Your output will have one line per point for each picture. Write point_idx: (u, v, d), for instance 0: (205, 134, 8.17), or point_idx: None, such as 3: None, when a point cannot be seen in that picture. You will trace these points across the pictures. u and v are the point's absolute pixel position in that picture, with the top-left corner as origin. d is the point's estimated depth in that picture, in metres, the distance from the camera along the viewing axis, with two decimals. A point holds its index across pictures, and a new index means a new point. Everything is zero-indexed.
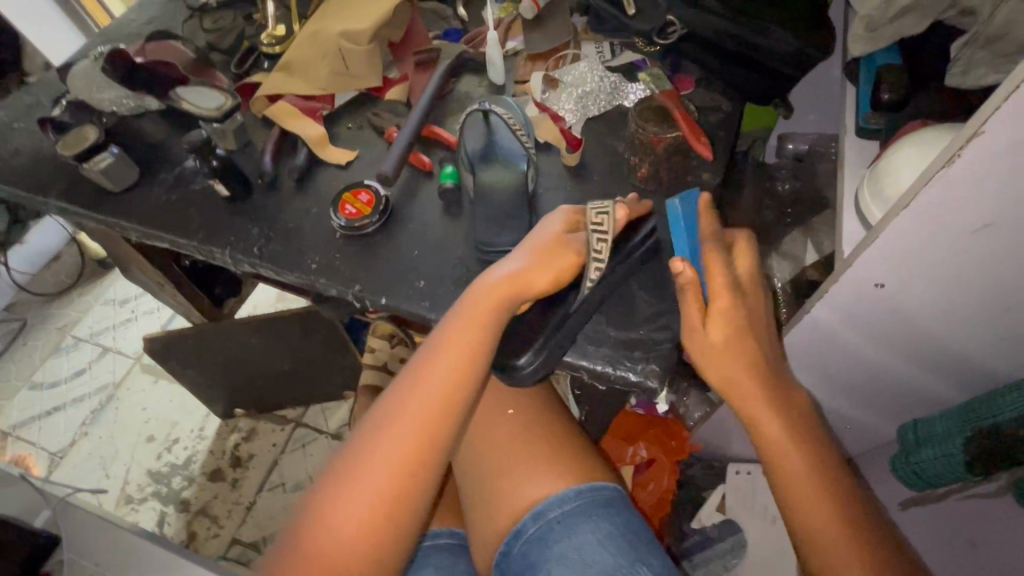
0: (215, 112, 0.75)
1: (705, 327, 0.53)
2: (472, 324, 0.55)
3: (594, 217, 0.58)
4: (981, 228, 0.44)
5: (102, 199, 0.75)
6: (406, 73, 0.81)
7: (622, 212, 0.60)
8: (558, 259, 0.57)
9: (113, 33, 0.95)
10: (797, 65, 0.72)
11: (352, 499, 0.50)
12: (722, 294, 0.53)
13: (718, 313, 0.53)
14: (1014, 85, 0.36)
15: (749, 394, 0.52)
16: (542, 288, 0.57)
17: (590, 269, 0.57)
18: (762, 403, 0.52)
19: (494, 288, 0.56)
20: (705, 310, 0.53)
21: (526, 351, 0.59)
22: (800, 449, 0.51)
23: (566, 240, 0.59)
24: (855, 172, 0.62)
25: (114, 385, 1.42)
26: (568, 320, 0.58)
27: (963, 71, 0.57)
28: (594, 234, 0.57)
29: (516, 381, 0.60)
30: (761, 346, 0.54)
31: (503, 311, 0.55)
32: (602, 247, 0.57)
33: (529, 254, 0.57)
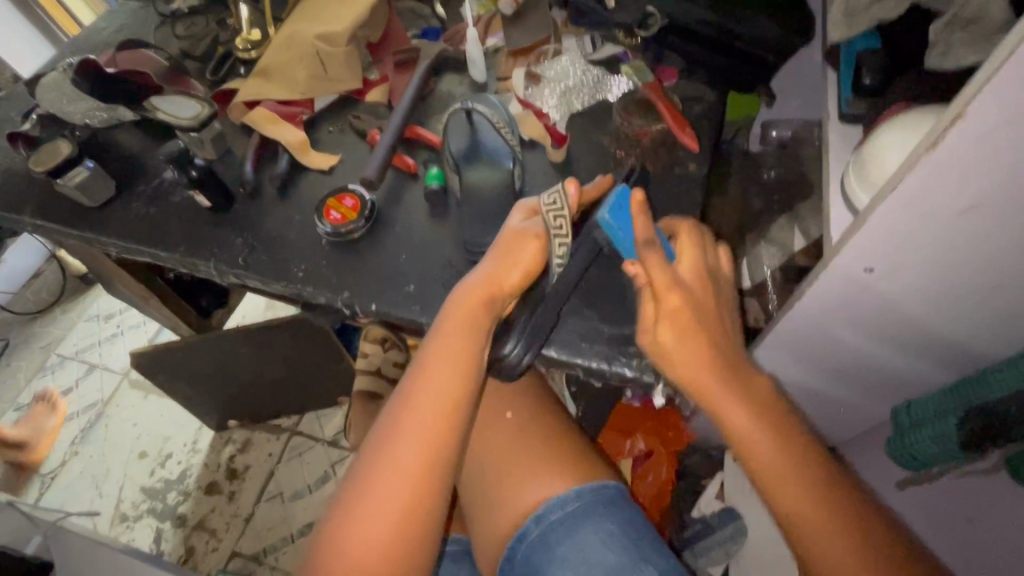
0: (190, 120, 0.71)
1: (656, 326, 0.53)
2: (460, 331, 0.54)
3: (547, 199, 0.58)
4: (965, 210, 0.44)
5: (79, 215, 0.73)
6: (386, 74, 0.80)
7: (574, 190, 0.59)
8: (524, 248, 0.56)
9: (82, 44, 0.93)
10: (778, 53, 0.72)
11: (365, 518, 0.49)
12: (670, 291, 0.53)
13: (670, 312, 0.53)
14: (997, 65, 0.36)
15: (710, 386, 0.53)
16: (517, 285, 0.57)
17: (554, 247, 0.56)
18: (722, 390, 0.53)
19: (470, 292, 0.55)
20: (655, 309, 0.54)
21: (508, 340, 0.58)
22: (767, 431, 0.52)
23: (524, 229, 0.58)
24: (841, 158, 0.62)
25: (103, 403, 1.39)
26: (545, 303, 0.58)
27: (942, 53, 0.56)
28: (551, 212, 0.57)
29: (504, 375, 0.59)
30: (719, 341, 0.54)
31: (486, 312, 0.55)
32: (562, 223, 0.57)
33: (495, 253, 0.57)
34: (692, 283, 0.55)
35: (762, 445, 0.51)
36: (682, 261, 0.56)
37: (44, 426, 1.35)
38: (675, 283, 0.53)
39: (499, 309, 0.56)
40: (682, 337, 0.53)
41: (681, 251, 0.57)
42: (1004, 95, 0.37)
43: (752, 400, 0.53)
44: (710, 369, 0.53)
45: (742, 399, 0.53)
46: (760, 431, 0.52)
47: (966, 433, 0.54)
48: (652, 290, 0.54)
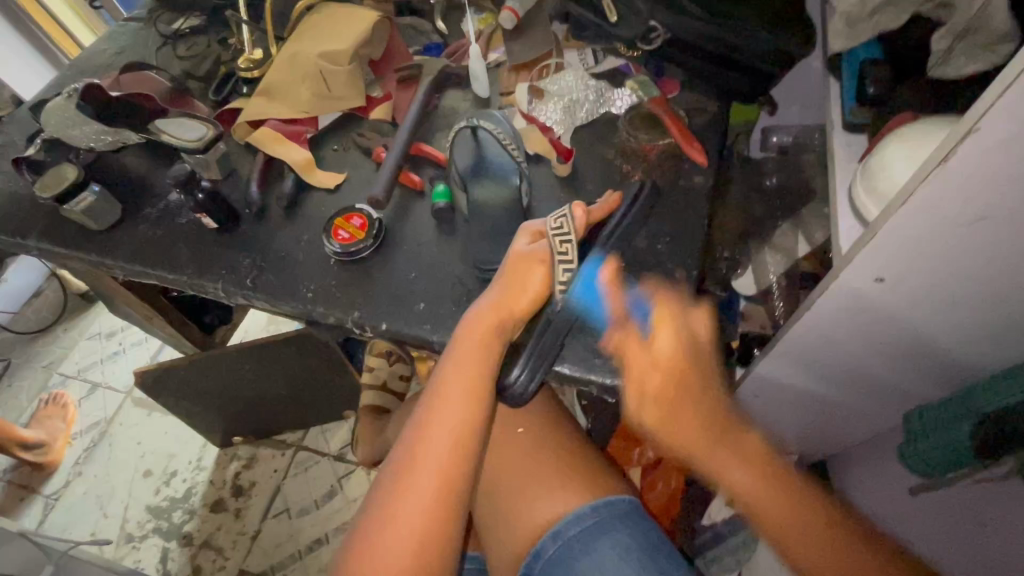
0: (196, 142, 0.71)
1: (638, 402, 0.57)
2: (472, 353, 0.54)
3: (553, 222, 0.60)
4: (975, 220, 0.45)
5: (85, 237, 0.73)
6: (389, 91, 0.81)
7: (581, 212, 0.60)
8: (531, 272, 0.58)
9: (84, 66, 0.93)
10: (780, 63, 0.72)
11: (385, 547, 0.49)
12: (644, 369, 0.57)
13: (646, 388, 0.57)
14: (1009, 80, 0.36)
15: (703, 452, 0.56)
16: (527, 306, 0.58)
17: (558, 271, 0.58)
18: (717, 456, 0.56)
19: (481, 316, 0.56)
20: (637, 389, 0.56)
21: (516, 365, 0.58)
22: (769, 487, 0.54)
23: (530, 252, 0.59)
24: (846, 167, 0.62)
25: (107, 421, 1.39)
26: (552, 325, 0.57)
27: (943, 62, 0.57)
28: (556, 236, 0.59)
29: (512, 400, 0.58)
30: (710, 400, 0.58)
31: (498, 335, 0.56)
32: (567, 247, 0.58)
33: (504, 277, 0.58)
34: (668, 358, 0.57)
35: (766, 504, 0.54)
36: (657, 334, 0.58)
37: (58, 430, 1.35)
38: (648, 360, 0.57)
39: (510, 334, 0.57)
40: (665, 412, 0.57)
41: (657, 323, 0.59)
42: (1016, 108, 0.37)
43: (747, 461, 0.56)
44: (700, 438, 0.57)
45: (738, 461, 0.55)
46: (762, 489, 0.54)
47: (982, 439, 0.54)
48: (630, 368, 0.57)
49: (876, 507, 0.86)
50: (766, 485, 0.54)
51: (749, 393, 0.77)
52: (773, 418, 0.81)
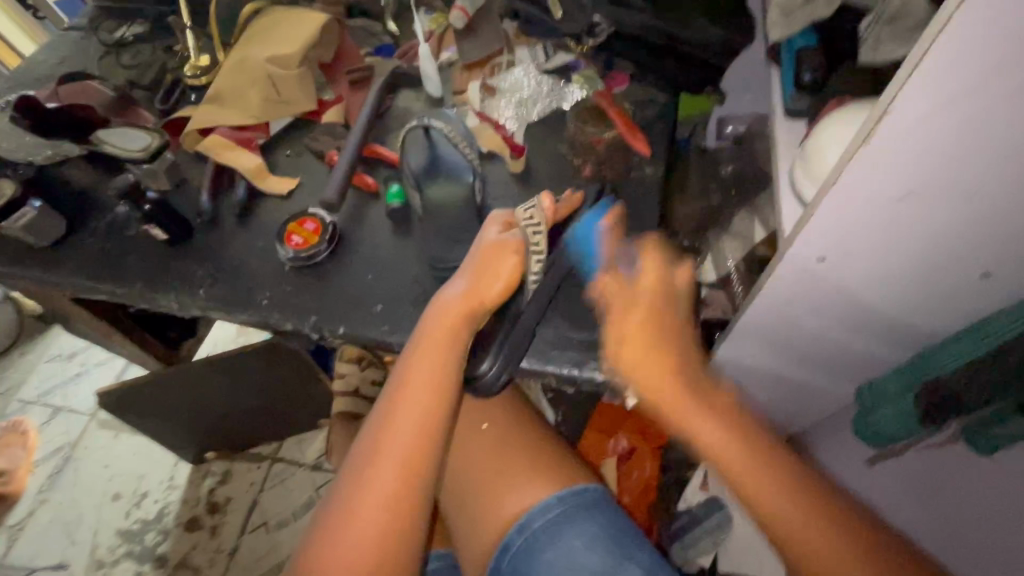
0: (142, 153, 0.72)
1: (623, 344, 0.58)
2: (441, 341, 0.55)
3: (524, 214, 0.60)
4: (902, 197, 0.47)
5: (30, 256, 0.71)
6: (341, 94, 0.80)
7: (549, 202, 0.61)
8: (502, 260, 0.57)
9: (22, 78, 0.90)
10: (724, 54, 0.74)
11: (348, 537, 0.49)
12: (633, 307, 0.58)
13: (633, 329, 0.57)
14: (913, 63, 0.38)
15: (685, 411, 0.55)
16: (495, 298, 0.57)
17: (532, 262, 0.58)
18: (690, 409, 0.55)
19: (450, 306, 0.56)
20: (621, 327, 0.58)
21: (487, 357, 0.59)
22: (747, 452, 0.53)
23: (504, 240, 0.58)
24: (788, 152, 0.64)
25: (71, 445, 1.34)
26: (520, 321, 0.60)
27: (873, 48, 0.60)
28: (528, 227, 0.59)
29: (480, 390, 0.60)
30: (683, 351, 0.58)
31: (466, 324, 0.56)
32: (539, 239, 0.59)
33: (472, 266, 0.58)
34: (650, 298, 0.59)
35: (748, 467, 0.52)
36: (644, 271, 0.60)
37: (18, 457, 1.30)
38: (632, 295, 0.59)
39: (479, 322, 0.58)
40: (645, 356, 0.56)
41: (647, 267, 0.60)
42: (929, 82, 0.39)
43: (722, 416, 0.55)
44: (679, 393, 0.56)
45: (715, 420, 0.55)
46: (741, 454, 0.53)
47: (926, 406, 0.56)
48: (615, 305, 0.59)
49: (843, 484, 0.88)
50: (745, 451, 0.53)
51: None
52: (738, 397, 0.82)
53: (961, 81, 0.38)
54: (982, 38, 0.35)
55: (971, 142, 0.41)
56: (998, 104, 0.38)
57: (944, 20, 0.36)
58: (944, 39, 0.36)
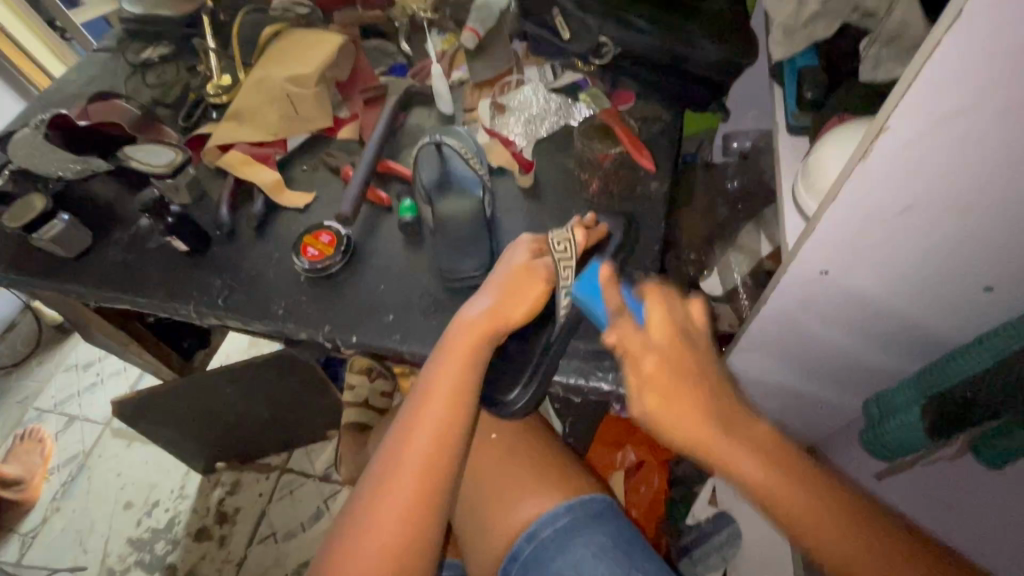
0: (164, 167, 0.73)
1: (641, 394, 0.53)
2: (461, 357, 0.56)
3: (557, 245, 0.59)
4: (901, 211, 0.48)
5: (56, 266, 0.74)
6: (355, 111, 0.83)
7: (581, 235, 0.60)
8: (529, 286, 0.58)
9: (53, 97, 0.94)
10: (728, 72, 0.76)
11: (366, 543, 0.50)
12: (645, 356, 0.54)
13: (649, 376, 0.53)
14: (906, 83, 0.40)
15: (717, 445, 0.50)
16: (519, 320, 0.59)
17: (561, 296, 0.58)
18: (729, 445, 0.49)
19: (473, 324, 0.57)
20: (637, 379, 0.54)
21: (516, 386, 0.61)
22: (793, 484, 0.48)
23: (533, 266, 0.59)
24: (790, 167, 0.66)
25: (85, 454, 1.36)
26: (550, 349, 0.61)
27: (873, 67, 0.61)
28: (560, 260, 0.58)
29: (507, 416, 0.62)
30: (706, 384, 0.53)
31: (489, 342, 0.57)
32: (569, 273, 0.58)
33: (497, 288, 0.59)
34: (665, 342, 0.54)
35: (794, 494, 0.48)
36: (652, 322, 0.56)
37: (33, 463, 1.32)
38: (646, 347, 0.54)
39: (498, 340, 0.59)
40: (671, 408, 0.51)
41: (653, 310, 0.56)
42: (924, 99, 0.40)
43: (760, 453, 0.50)
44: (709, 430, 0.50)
45: (751, 453, 0.49)
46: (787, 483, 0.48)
47: (932, 418, 0.56)
48: (630, 357, 0.55)
49: None
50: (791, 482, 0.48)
51: None
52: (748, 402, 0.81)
53: (953, 99, 0.39)
54: (972, 58, 0.37)
55: (966, 158, 0.42)
56: (992, 120, 0.40)
57: (934, 43, 0.37)
58: (936, 61, 0.38)
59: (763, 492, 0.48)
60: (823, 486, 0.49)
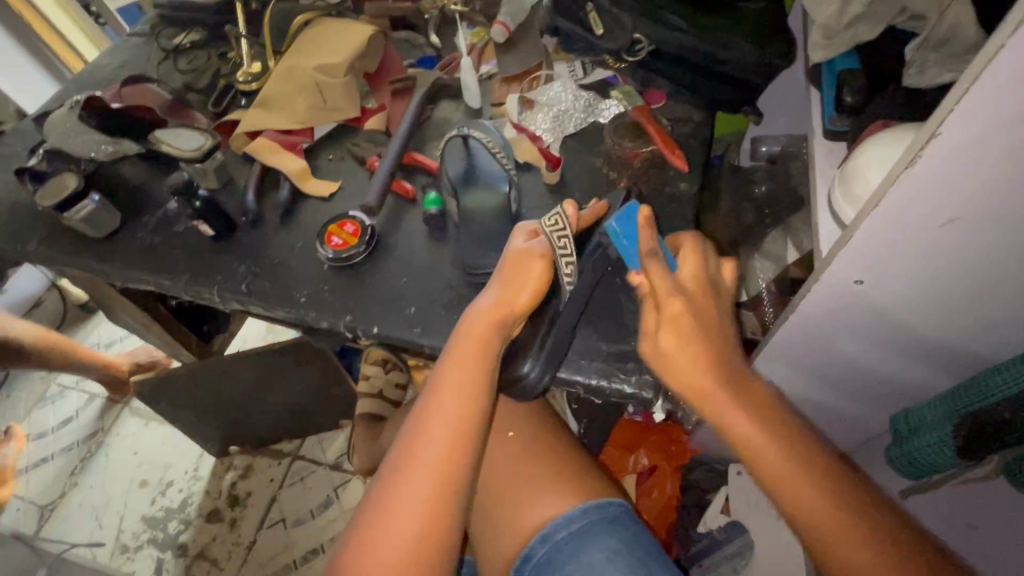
0: (195, 153, 0.74)
1: (655, 332, 0.53)
2: (476, 346, 0.56)
3: (549, 221, 0.60)
4: (938, 223, 0.46)
5: (85, 246, 0.75)
6: (384, 103, 0.83)
7: (573, 211, 0.62)
8: (528, 267, 0.58)
9: (87, 80, 0.95)
10: (764, 74, 0.74)
11: (381, 542, 0.50)
12: (672, 298, 0.52)
13: (668, 319, 0.52)
14: (963, 89, 0.38)
15: (713, 398, 0.50)
16: (525, 305, 0.58)
17: (561, 265, 0.59)
18: (724, 400, 0.50)
19: (483, 314, 0.57)
20: (656, 321, 0.53)
21: (526, 360, 0.59)
22: (774, 441, 0.49)
23: (528, 248, 0.59)
24: (826, 174, 0.64)
25: (102, 431, 1.38)
26: (560, 317, 0.60)
27: (919, 72, 0.60)
28: (554, 232, 0.59)
29: (523, 393, 0.60)
30: (721, 344, 0.53)
31: (500, 330, 0.57)
32: (566, 242, 0.59)
33: (501, 275, 0.58)
34: (691, 291, 0.54)
35: (771, 455, 0.49)
36: (682, 271, 0.56)
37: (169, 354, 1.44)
38: (674, 290, 0.52)
39: (509, 330, 0.58)
40: (680, 353, 0.51)
41: (683, 260, 0.57)
42: (980, 108, 0.38)
43: (756, 412, 0.50)
44: (717, 387, 0.50)
45: (740, 406, 0.50)
46: (769, 444, 0.49)
47: (965, 438, 0.54)
48: (654, 298, 0.53)
49: None
50: (771, 439, 0.49)
51: None
52: None
53: (1008, 107, 0.38)
54: None
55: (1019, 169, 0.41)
56: None
57: (996, 47, 0.35)
58: (996, 68, 0.36)
59: (743, 442, 0.50)
60: (802, 450, 0.49)
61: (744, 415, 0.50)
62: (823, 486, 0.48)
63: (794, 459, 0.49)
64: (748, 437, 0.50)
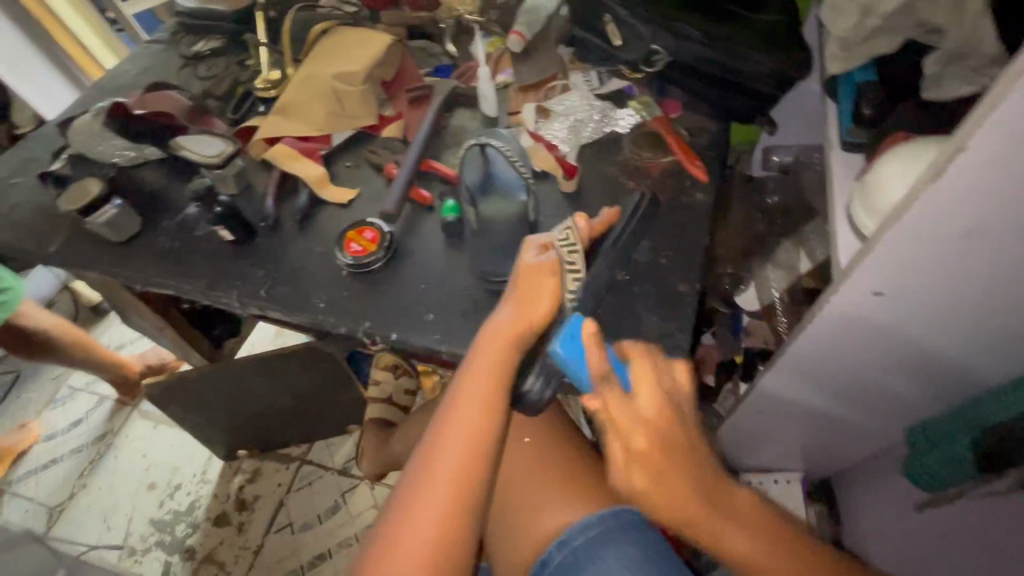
0: (214, 158, 0.74)
1: (629, 469, 0.48)
2: (493, 358, 0.56)
3: (560, 235, 0.61)
4: (964, 235, 0.46)
5: (105, 250, 0.75)
6: (400, 111, 0.84)
7: (583, 224, 0.62)
8: (542, 282, 0.57)
9: (107, 85, 0.96)
10: (780, 85, 0.75)
11: (400, 549, 0.50)
12: (636, 433, 0.48)
13: (637, 456, 0.48)
14: (990, 104, 0.38)
15: (696, 520, 0.49)
16: (542, 320, 0.57)
17: (568, 280, 0.58)
18: (717, 526, 0.50)
19: (501, 328, 0.57)
20: (625, 452, 0.49)
21: (530, 373, 0.59)
22: (776, 547, 0.51)
23: (540, 264, 0.58)
24: (843, 185, 0.64)
25: (111, 434, 1.39)
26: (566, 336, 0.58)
27: (935, 85, 0.60)
28: (564, 247, 0.59)
29: (528, 409, 0.60)
30: (702, 462, 0.51)
31: (517, 344, 0.56)
32: (575, 258, 0.59)
33: (516, 292, 0.58)
34: (655, 415, 0.49)
35: (774, 562, 0.50)
36: (642, 393, 0.50)
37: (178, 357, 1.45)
38: (635, 423, 0.48)
39: (528, 344, 0.58)
40: (659, 483, 0.48)
41: (638, 378, 0.50)
42: (1006, 125, 0.38)
43: (747, 525, 0.51)
44: (695, 504, 0.49)
45: (732, 523, 0.51)
46: (769, 553, 0.51)
47: (984, 452, 0.54)
48: (617, 431, 0.49)
49: (882, 531, 0.87)
50: (773, 547, 0.51)
51: (753, 408, 0.78)
52: (766, 429, 0.81)
53: None
54: None
55: None
56: None
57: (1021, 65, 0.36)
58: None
59: (737, 560, 0.50)
60: (795, 549, 0.52)
61: (735, 533, 0.51)
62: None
63: (792, 561, 0.51)
64: (742, 552, 0.50)
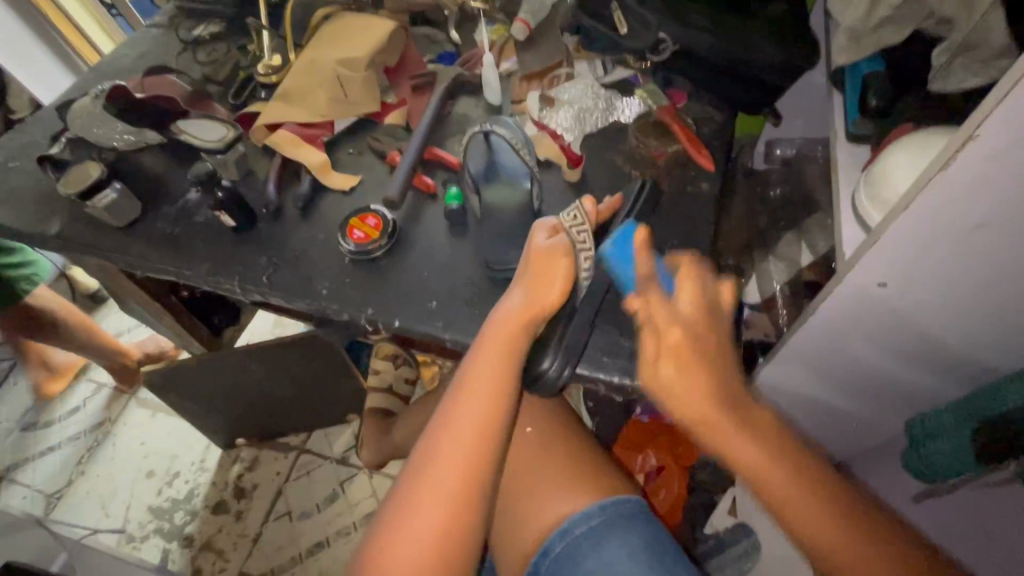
0: (217, 144, 0.75)
1: (657, 360, 0.56)
2: (501, 344, 0.56)
3: (568, 216, 0.61)
4: (971, 225, 0.46)
5: (105, 235, 0.75)
6: (403, 97, 0.83)
7: (591, 206, 0.63)
8: (553, 267, 0.58)
9: (106, 69, 0.95)
10: (786, 76, 0.75)
11: (404, 537, 0.50)
12: (670, 327, 0.56)
13: (669, 346, 0.55)
14: (1003, 92, 0.38)
15: (715, 425, 0.54)
16: (554, 304, 0.58)
17: (581, 259, 0.59)
18: (728, 429, 0.54)
19: (510, 314, 0.57)
20: (657, 348, 0.56)
21: (546, 355, 0.59)
22: (779, 463, 0.53)
23: (551, 247, 0.59)
24: (849, 177, 0.64)
25: (109, 421, 1.39)
26: (576, 316, 0.60)
27: (943, 76, 0.60)
28: (575, 229, 0.60)
29: (543, 389, 0.60)
30: (723, 370, 0.56)
31: (526, 329, 0.57)
32: (585, 237, 0.60)
33: (527, 278, 0.58)
34: (693, 318, 0.57)
35: (783, 480, 0.52)
36: (682, 293, 0.58)
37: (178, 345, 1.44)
38: (671, 318, 0.56)
39: (536, 330, 0.58)
40: (680, 373, 0.55)
41: (682, 283, 0.59)
42: (1017, 112, 0.38)
43: (761, 438, 0.54)
44: (715, 410, 0.54)
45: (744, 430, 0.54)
46: (778, 471, 0.53)
47: (986, 442, 0.54)
48: (654, 323, 0.57)
49: None
50: (773, 460, 0.53)
51: None
52: None
53: None
54: None
55: None
56: None
57: None
58: None
59: (747, 469, 0.53)
60: (806, 466, 0.54)
61: (749, 442, 0.54)
62: (818, 499, 0.51)
63: (800, 481, 0.52)
64: (756, 460, 0.53)
